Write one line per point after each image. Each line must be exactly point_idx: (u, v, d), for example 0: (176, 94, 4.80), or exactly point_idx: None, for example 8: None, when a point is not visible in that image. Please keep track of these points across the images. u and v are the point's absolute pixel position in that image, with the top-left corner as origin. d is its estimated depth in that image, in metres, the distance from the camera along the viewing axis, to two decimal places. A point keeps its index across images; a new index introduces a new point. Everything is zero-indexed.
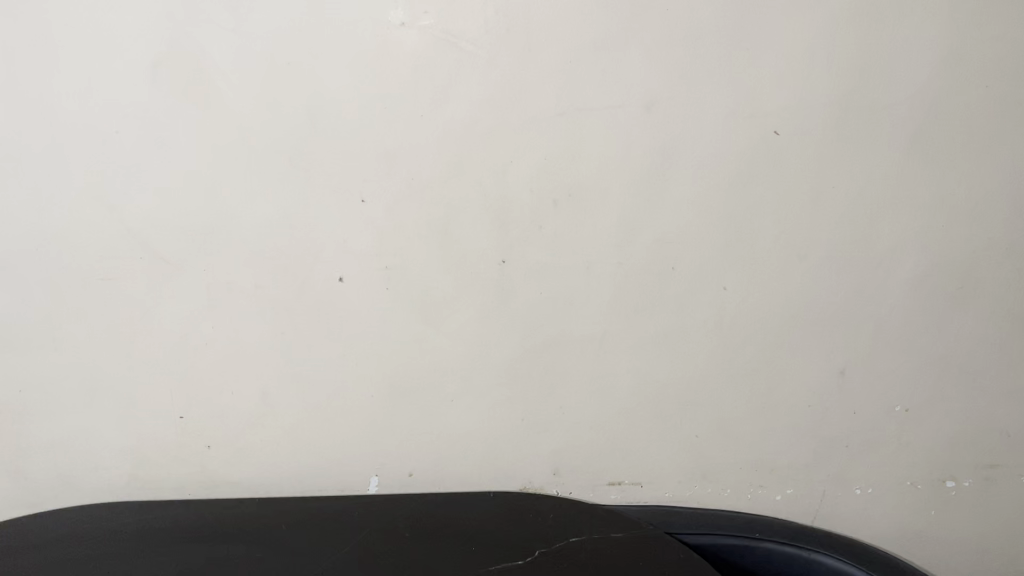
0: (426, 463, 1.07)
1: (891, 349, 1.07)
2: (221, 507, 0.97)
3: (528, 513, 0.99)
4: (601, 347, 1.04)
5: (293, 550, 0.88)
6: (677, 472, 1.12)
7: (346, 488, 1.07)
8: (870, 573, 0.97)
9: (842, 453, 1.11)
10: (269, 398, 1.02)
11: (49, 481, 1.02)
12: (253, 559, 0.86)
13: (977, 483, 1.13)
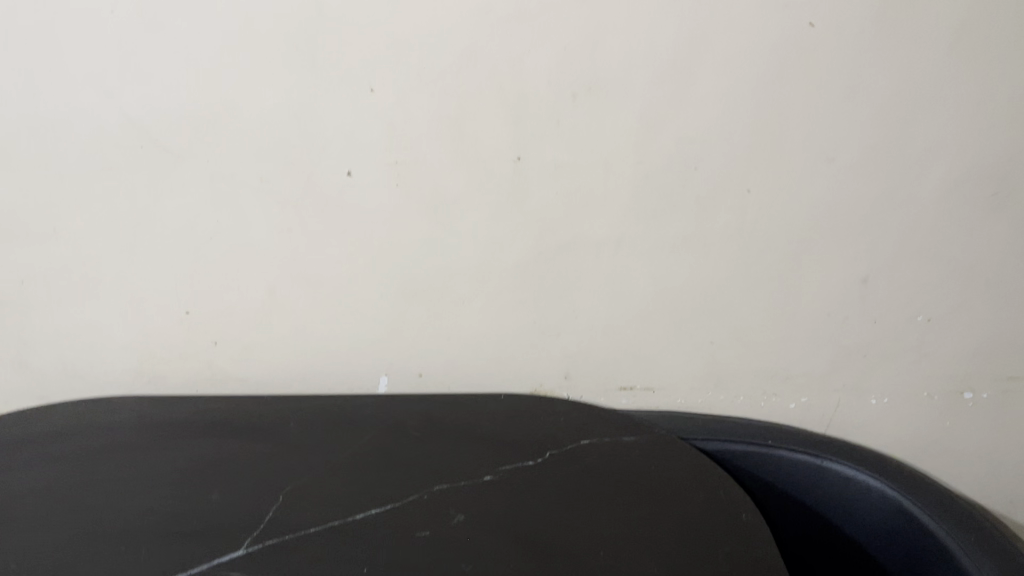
0: (434, 365, 1.09)
1: (917, 256, 1.03)
2: (233, 402, 0.99)
3: (540, 412, 0.99)
4: (617, 250, 1.02)
5: (304, 447, 0.89)
6: (690, 377, 1.11)
7: (357, 385, 1.10)
8: (887, 486, 0.91)
9: (859, 363, 1.09)
10: (275, 296, 1.03)
11: (56, 370, 1.06)
12: (264, 455, 0.87)
13: (996, 396, 1.11)
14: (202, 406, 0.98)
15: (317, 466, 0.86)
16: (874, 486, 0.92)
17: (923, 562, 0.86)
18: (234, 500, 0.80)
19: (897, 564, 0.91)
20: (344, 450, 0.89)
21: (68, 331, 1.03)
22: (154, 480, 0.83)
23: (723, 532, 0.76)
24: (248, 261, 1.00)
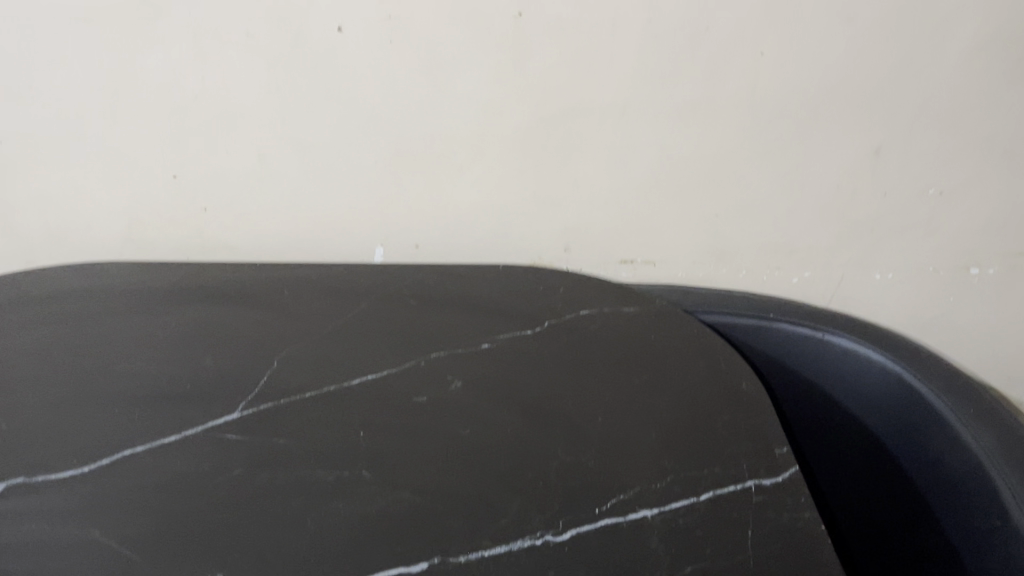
0: (431, 234, 1.06)
1: (935, 126, 0.99)
2: (224, 267, 0.96)
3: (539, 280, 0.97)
4: (623, 116, 0.97)
5: (297, 313, 0.88)
6: (693, 251, 1.09)
7: (352, 254, 1.08)
8: (886, 356, 0.89)
9: (865, 237, 1.07)
10: (265, 160, 0.99)
11: (43, 235, 1.03)
12: (256, 322, 0.86)
13: (1002, 271, 1.09)
14: (192, 270, 0.96)
15: (313, 331, 0.84)
16: (873, 357, 0.90)
17: (920, 433, 0.85)
18: (228, 364, 0.79)
19: (887, 436, 0.91)
20: (340, 316, 0.88)
21: (52, 194, 1.00)
22: (146, 344, 0.81)
23: (723, 402, 0.75)
24: (235, 123, 0.96)
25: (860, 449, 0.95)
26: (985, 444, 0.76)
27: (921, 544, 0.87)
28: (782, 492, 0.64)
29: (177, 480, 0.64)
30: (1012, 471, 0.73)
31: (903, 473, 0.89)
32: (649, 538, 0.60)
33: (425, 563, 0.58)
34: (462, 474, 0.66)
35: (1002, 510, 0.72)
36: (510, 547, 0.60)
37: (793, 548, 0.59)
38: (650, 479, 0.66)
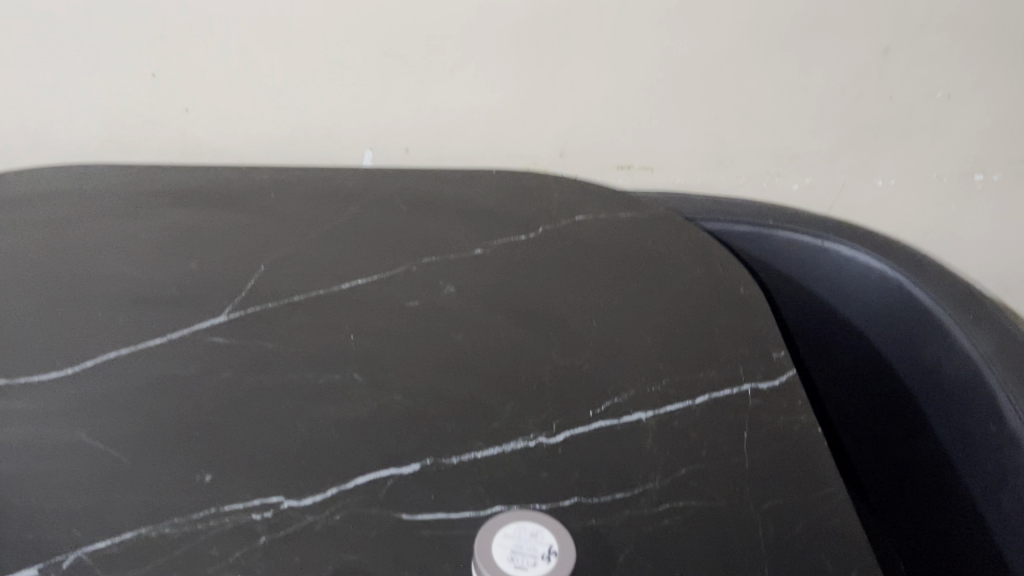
0: (421, 138, 1.03)
1: (947, 24, 0.94)
2: (200, 171, 0.91)
3: (536, 184, 0.92)
4: (621, 12, 0.93)
5: (282, 218, 0.84)
6: (691, 157, 1.06)
7: (340, 159, 1.04)
8: (887, 266, 0.87)
9: (869, 142, 1.04)
10: (248, 56, 0.94)
11: (16, 136, 0.99)
12: (239, 227, 0.82)
13: (1007, 178, 1.07)
14: (167, 173, 0.90)
15: (300, 234, 0.82)
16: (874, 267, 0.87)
17: (919, 344, 0.83)
18: (213, 267, 0.76)
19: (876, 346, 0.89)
20: (327, 220, 0.84)
21: (24, 92, 0.96)
22: (128, 246, 0.79)
23: (720, 307, 0.74)
24: (214, 17, 0.91)
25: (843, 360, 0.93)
26: (982, 350, 0.76)
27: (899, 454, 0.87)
28: (778, 396, 0.64)
29: (164, 383, 0.63)
30: (1013, 377, 0.73)
31: (889, 383, 0.88)
32: (644, 442, 0.59)
33: (417, 464, 0.58)
34: (455, 378, 0.65)
35: (998, 413, 0.72)
36: (503, 449, 0.59)
37: (788, 450, 0.59)
38: (645, 382, 0.65)
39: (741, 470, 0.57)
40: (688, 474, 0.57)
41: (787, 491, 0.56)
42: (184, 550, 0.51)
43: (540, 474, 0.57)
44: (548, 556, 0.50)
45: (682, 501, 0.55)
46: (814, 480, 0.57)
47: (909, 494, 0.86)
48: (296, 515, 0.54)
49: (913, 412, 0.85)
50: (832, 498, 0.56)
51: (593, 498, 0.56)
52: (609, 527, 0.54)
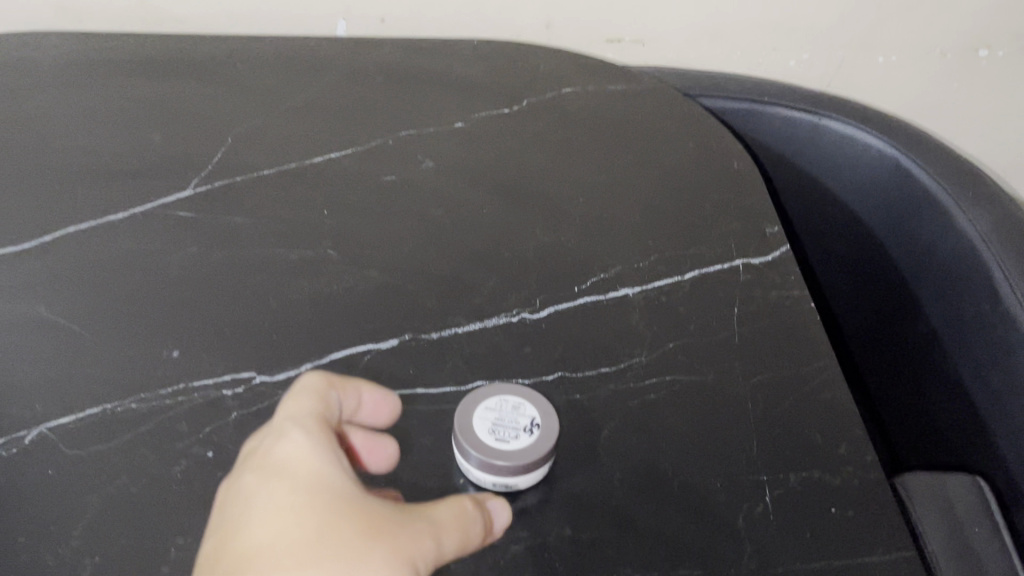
0: (399, 3, 0.96)
1: None
2: (149, 38, 0.81)
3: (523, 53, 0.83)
4: None
5: (247, 88, 0.77)
6: (685, 29, 1.00)
7: (312, 27, 0.98)
8: (887, 143, 0.79)
9: (872, 14, 0.98)
10: None
11: None
12: (202, 94, 0.76)
13: (1013, 54, 1.02)
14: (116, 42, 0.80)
15: (269, 101, 0.76)
16: (874, 143, 0.80)
17: (920, 226, 0.78)
18: (177, 139, 0.71)
19: (870, 224, 0.84)
20: (297, 88, 0.77)
21: None
22: (83, 115, 0.73)
23: (714, 179, 0.70)
24: None
25: (836, 239, 0.89)
26: (982, 230, 0.71)
27: (894, 334, 0.85)
28: (770, 270, 0.61)
29: (128, 259, 0.60)
30: (1017, 262, 0.68)
31: (884, 263, 0.84)
32: (631, 317, 0.57)
33: (395, 340, 0.55)
34: (433, 252, 0.62)
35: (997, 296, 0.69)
36: (485, 325, 0.57)
37: (780, 324, 0.57)
38: (632, 258, 0.62)
39: (730, 344, 0.55)
40: (676, 348, 0.55)
41: (778, 365, 0.54)
42: (150, 426, 0.49)
43: (523, 349, 0.55)
44: (532, 429, 0.48)
45: (669, 375, 0.53)
46: (806, 354, 0.55)
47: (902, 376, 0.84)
48: (268, 391, 0.52)
49: (909, 293, 0.81)
50: (823, 369, 0.53)
51: (578, 373, 0.54)
52: (594, 401, 0.52)
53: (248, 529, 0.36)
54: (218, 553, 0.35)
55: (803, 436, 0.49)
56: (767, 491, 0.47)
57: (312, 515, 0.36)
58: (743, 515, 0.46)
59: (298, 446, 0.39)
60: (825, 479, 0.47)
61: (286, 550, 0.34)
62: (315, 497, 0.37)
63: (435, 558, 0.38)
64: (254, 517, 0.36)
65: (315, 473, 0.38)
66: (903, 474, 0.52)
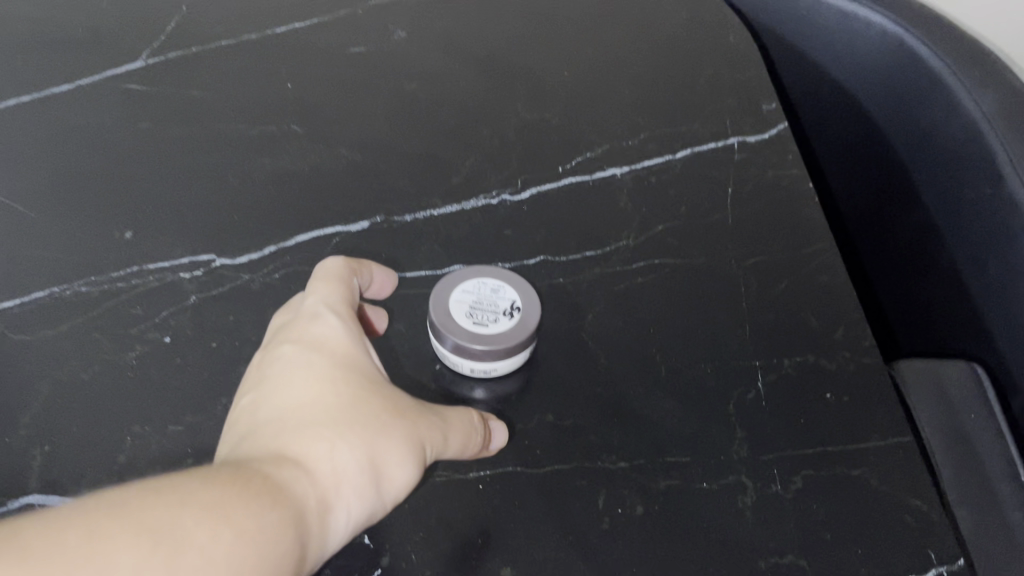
0: None
1: None
2: None
3: None
4: None
5: None
6: None
7: None
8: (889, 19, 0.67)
9: None
10: None
11: None
12: None
13: None
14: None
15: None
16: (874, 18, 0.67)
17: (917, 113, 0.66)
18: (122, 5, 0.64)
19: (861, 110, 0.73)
20: None
21: None
22: None
23: (710, 52, 0.64)
24: None
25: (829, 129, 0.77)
26: (984, 107, 0.60)
27: (886, 232, 0.74)
28: (768, 147, 0.57)
29: (75, 135, 0.55)
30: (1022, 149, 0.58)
31: (874, 153, 0.73)
32: (618, 199, 0.53)
33: (366, 222, 0.52)
34: (406, 129, 0.57)
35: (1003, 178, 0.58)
36: (462, 207, 0.53)
37: (777, 205, 0.53)
38: (621, 135, 0.57)
39: (723, 226, 0.52)
40: (665, 231, 0.52)
41: (774, 248, 0.51)
42: (103, 311, 0.46)
43: (504, 232, 0.52)
44: (512, 312, 0.45)
45: (659, 260, 0.50)
46: (804, 236, 0.51)
47: (893, 273, 0.74)
48: (229, 275, 0.48)
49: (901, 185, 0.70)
50: (822, 253, 0.50)
51: (561, 257, 0.51)
52: (579, 286, 0.49)
53: (283, 385, 0.35)
54: (253, 403, 0.35)
55: (798, 322, 0.47)
56: (759, 379, 0.44)
57: (348, 384, 0.36)
58: (734, 401, 0.44)
59: (334, 321, 0.39)
60: (821, 364, 0.45)
61: (323, 406, 0.34)
62: (350, 368, 0.37)
63: (436, 451, 0.38)
64: (289, 374, 0.36)
65: (350, 347, 0.38)
66: (899, 359, 0.50)
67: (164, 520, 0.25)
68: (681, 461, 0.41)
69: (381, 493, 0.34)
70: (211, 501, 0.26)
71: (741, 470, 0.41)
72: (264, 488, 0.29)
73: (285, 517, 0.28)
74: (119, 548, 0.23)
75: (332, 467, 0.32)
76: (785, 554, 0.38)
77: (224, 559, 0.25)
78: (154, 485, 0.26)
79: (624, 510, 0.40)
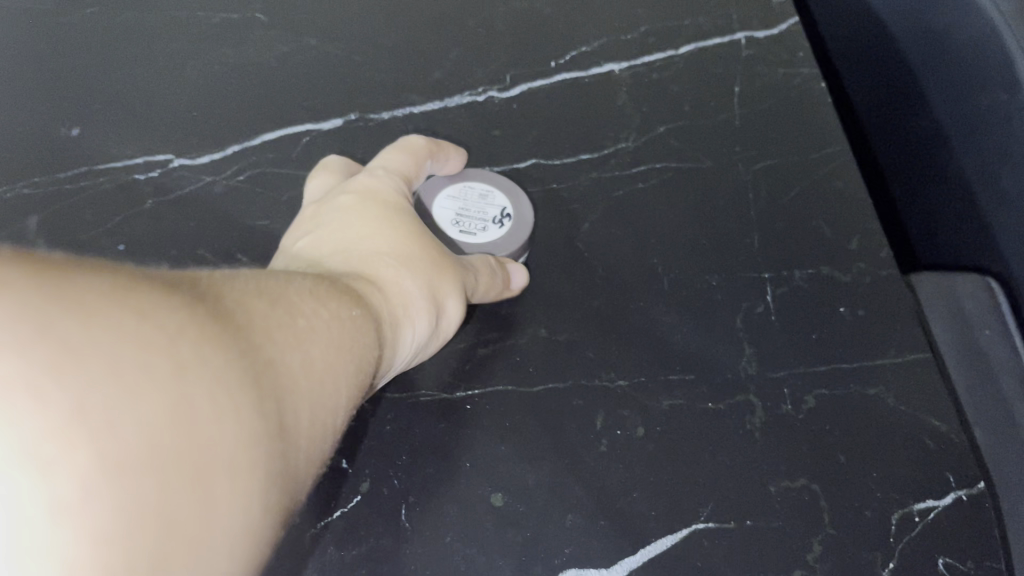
0: None
1: None
2: None
3: None
4: None
5: None
6: None
7: None
8: None
9: None
10: None
11: None
12: None
13: None
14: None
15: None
16: None
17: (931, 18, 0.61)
18: None
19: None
20: None
21: None
22: None
23: None
24: None
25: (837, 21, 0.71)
26: (1004, 10, 0.54)
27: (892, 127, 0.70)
28: (778, 42, 0.52)
29: (13, 20, 0.49)
30: None
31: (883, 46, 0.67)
32: (616, 97, 0.49)
33: (340, 119, 0.47)
34: (383, 18, 0.52)
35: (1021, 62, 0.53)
36: (446, 105, 0.48)
37: (788, 104, 0.49)
38: (619, 28, 0.52)
39: (730, 127, 0.48)
40: (667, 133, 0.48)
41: (785, 151, 0.47)
42: (49, 215, 0.42)
43: (491, 132, 0.47)
44: (501, 220, 0.42)
45: (660, 163, 0.46)
46: (817, 139, 0.47)
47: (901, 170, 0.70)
48: (188, 177, 0.44)
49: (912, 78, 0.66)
50: (836, 157, 0.46)
51: (554, 160, 0.46)
52: (573, 192, 0.45)
53: (335, 219, 0.35)
54: (312, 237, 0.34)
55: (810, 230, 0.43)
56: (768, 291, 0.41)
57: (402, 218, 0.35)
58: (741, 316, 0.40)
59: (377, 171, 0.38)
60: (835, 276, 0.42)
61: (383, 231, 0.34)
62: (400, 204, 0.36)
63: (472, 291, 0.37)
64: (340, 210, 0.35)
65: (396, 191, 0.37)
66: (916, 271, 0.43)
67: (273, 288, 0.24)
68: (685, 379, 0.39)
69: (437, 322, 0.34)
70: (309, 287, 0.26)
71: (749, 389, 0.38)
72: (347, 290, 0.28)
73: (368, 314, 0.28)
74: (246, 295, 0.22)
75: (397, 282, 0.32)
76: (796, 477, 0.36)
77: (329, 333, 0.25)
78: (257, 266, 0.25)
79: (624, 432, 0.37)
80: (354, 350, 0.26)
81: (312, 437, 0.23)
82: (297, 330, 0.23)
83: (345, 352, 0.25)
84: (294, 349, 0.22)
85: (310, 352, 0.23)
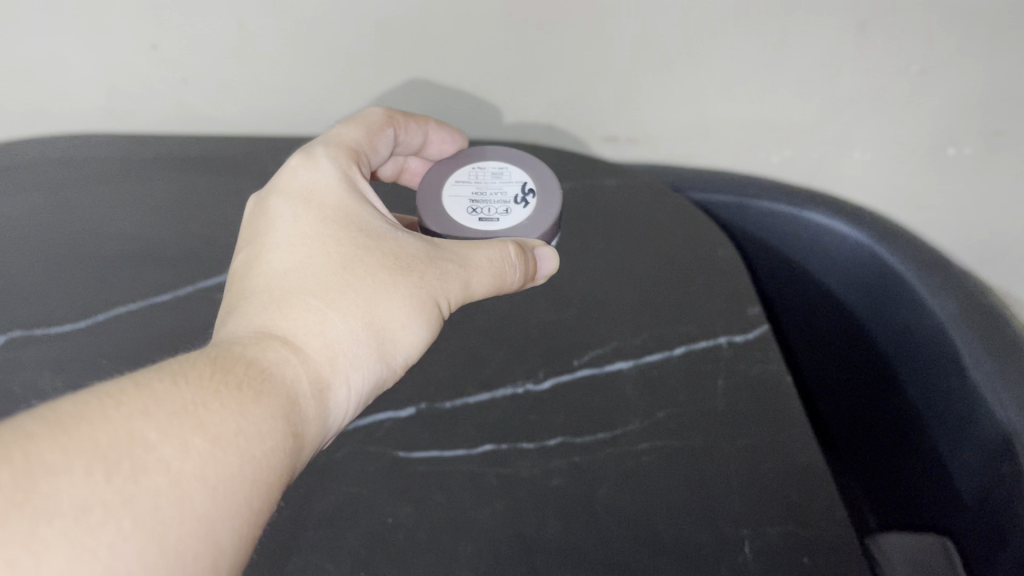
0: None
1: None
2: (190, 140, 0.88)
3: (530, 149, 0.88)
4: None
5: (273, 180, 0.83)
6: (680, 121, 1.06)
7: None
8: (874, 243, 0.80)
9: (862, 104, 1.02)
10: None
11: None
12: (233, 188, 0.82)
13: None
14: (159, 146, 0.87)
15: None
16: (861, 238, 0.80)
17: (894, 311, 0.79)
18: (213, 228, 0.78)
19: (862, 285, 0.83)
20: None
21: None
22: (133, 206, 0.81)
23: (700, 262, 0.75)
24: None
25: (818, 284, 0.87)
26: (949, 316, 0.73)
27: (864, 367, 0.87)
28: (752, 345, 0.67)
29: (173, 333, 0.67)
30: (983, 344, 0.70)
31: (871, 316, 0.83)
32: (626, 389, 0.63)
33: (412, 409, 0.61)
34: (445, 330, 0.68)
35: (1007, 449, 0.65)
36: (493, 395, 0.63)
37: (760, 393, 0.62)
38: (627, 335, 0.68)
39: (715, 411, 0.61)
40: (664, 416, 0.61)
41: (760, 430, 0.59)
42: None
43: (527, 416, 0.61)
44: (515, 200, 0.70)
45: (661, 441, 0.59)
46: (785, 420, 0.60)
47: (868, 404, 0.87)
48: None
49: (903, 372, 0.81)
50: (801, 436, 0.59)
51: (576, 438, 0.59)
52: (591, 462, 0.58)
53: (284, 257, 0.54)
54: (265, 272, 0.53)
55: (780, 498, 0.55)
56: (746, 545, 0.52)
57: (337, 262, 0.54)
58: (727, 564, 0.51)
59: (325, 186, 0.59)
60: (800, 532, 0.53)
61: (318, 286, 0.52)
62: (341, 250, 0.55)
63: (462, 289, 0.58)
64: (290, 259, 0.54)
65: (342, 233, 0.56)
66: (889, 533, 0.57)
67: (126, 445, 0.36)
68: None
69: (378, 349, 0.53)
70: (176, 408, 0.39)
71: None
72: (238, 384, 0.43)
73: (258, 412, 0.42)
74: (78, 468, 0.34)
75: (323, 341, 0.50)
76: None
77: (183, 470, 0.37)
78: (123, 395, 0.38)
79: None
80: (229, 468, 0.39)
81: (196, 552, 0.36)
82: (135, 497, 0.35)
83: (214, 481, 0.38)
84: (122, 513, 0.34)
85: (157, 514, 0.35)
